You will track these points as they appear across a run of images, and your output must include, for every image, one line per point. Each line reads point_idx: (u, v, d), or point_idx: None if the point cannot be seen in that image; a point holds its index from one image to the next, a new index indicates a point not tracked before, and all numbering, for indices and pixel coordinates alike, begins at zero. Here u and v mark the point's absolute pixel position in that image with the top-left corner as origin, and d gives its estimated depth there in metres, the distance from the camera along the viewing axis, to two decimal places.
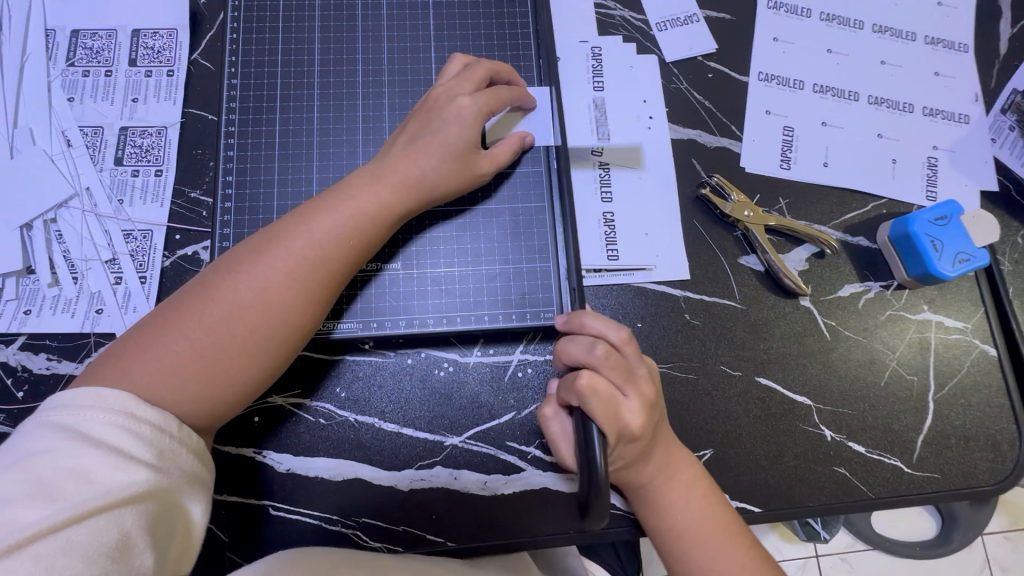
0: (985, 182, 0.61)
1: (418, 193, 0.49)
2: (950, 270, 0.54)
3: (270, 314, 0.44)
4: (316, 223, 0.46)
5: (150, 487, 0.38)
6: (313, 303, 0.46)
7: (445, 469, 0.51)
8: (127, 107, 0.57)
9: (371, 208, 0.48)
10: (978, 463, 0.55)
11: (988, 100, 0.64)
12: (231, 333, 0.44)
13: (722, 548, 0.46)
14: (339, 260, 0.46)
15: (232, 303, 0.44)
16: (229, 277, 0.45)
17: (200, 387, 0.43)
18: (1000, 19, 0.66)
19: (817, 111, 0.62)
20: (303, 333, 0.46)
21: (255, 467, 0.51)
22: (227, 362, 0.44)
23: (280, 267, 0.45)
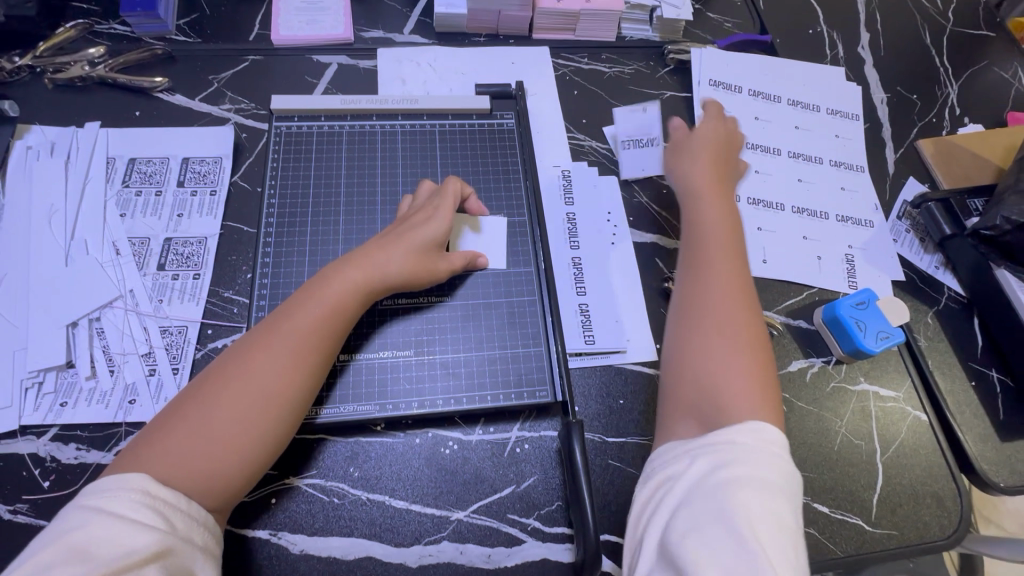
0: (895, 274, 0.74)
1: (388, 279, 0.56)
2: (874, 345, 0.64)
3: (269, 389, 0.49)
4: (303, 308, 0.53)
5: (169, 550, 0.40)
6: (298, 370, 0.50)
7: (451, 544, 0.55)
8: (173, 221, 0.66)
9: (349, 292, 0.54)
10: (928, 518, 0.61)
11: (886, 208, 0.79)
12: (235, 411, 0.47)
13: (732, 308, 0.54)
14: (319, 332, 0.52)
15: (235, 386, 0.48)
16: (224, 367, 0.50)
17: (211, 463, 0.46)
18: (885, 147, 0.84)
19: (754, 219, 0.76)
20: (294, 403, 0.50)
21: (270, 549, 0.53)
22: (232, 437, 0.47)
23: (275, 349, 0.50)
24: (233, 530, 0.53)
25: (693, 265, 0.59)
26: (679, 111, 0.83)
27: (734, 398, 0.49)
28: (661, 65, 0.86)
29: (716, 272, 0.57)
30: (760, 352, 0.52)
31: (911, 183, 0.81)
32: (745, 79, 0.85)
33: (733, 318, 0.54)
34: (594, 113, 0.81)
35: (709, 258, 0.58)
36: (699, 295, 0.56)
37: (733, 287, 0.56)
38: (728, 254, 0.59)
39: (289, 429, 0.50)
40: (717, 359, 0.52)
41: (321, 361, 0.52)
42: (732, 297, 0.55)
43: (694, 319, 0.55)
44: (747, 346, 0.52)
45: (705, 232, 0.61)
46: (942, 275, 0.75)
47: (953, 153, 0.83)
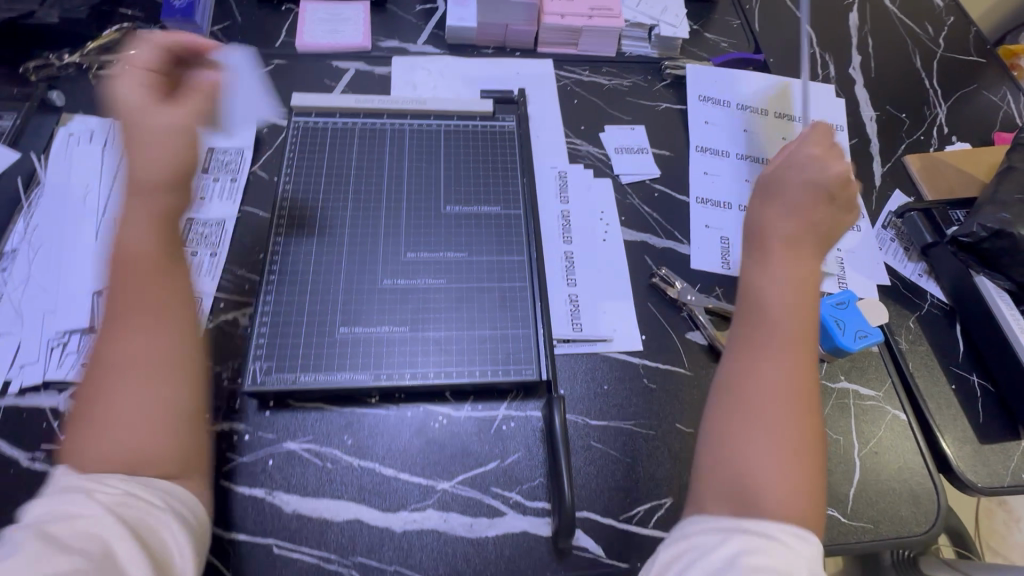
0: (879, 279, 0.77)
1: (166, 192, 0.52)
2: (853, 343, 0.67)
3: (151, 357, 0.47)
4: (125, 264, 0.50)
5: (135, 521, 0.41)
6: (169, 328, 0.49)
7: (436, 512, 0.58)
8: (195, 203, 0.71)
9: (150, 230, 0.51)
10: (905, 514, 0.62)
11: (872, 217, 0.82)
12: (130, 378, 0.46)
13: (791, 385, 0.49)
14: (172, 284, 0.51)
15: (125, 358, 0.46)
16: (99, 359, 0.47)
17: (142, 436, 0.44)
18: (872, 161, 0.88)
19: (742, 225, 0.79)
20: (185, 362, 0.48)
21: (265, 507, 0.56)
22: (150, 405, 0.45)
23: (149, 320, 0.48)
24: (232, 488, 0.57)
25: (752, 330, 0.52)
26: (673, 122, 0.88)
27: (771, 487, 0.45)
28: (658, 79, 0.92)
29: (781, 332, 0.51)
30: (806, 436, 0.47)
31: (897, 195, 0.84)
32: (737, 94, 0.90)
33: (784, 394, 0.49)
34: (592, 120, 0.86)
35: (767, 325, 0.52)
36: (756, 368, 0.50)
37: (796, 355, 0.50)
38: (805, 313, 0.52)
39: (195, 373, 0.49)
40: (763, 438, 0.47)
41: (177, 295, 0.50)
42: (791, 369, 0.50)
43: (744, 390, 0.50)
44: (795, 431, 0.47)
45: (775, 290, 0.53)
46: (925, 283, 0.77)
47: (939, 169, 0.86)
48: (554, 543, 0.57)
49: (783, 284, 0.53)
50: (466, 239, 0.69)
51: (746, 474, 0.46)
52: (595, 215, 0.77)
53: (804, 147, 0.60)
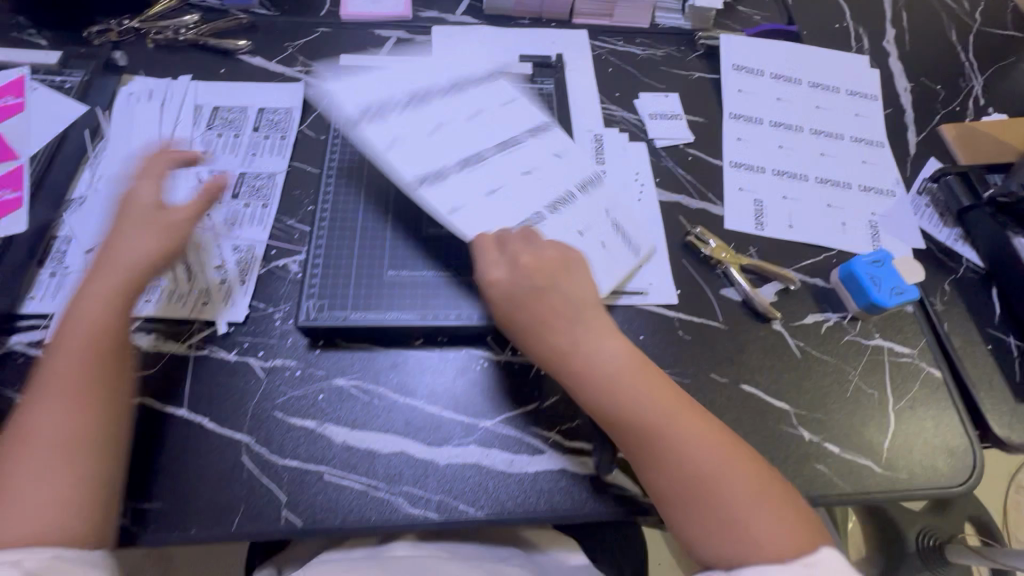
0: (914, 242, 0.77)
1: (124, 273, 0.56)
2: (889, 299, 0.68)
3: (63, 433, 0.49)
4: (73, 335, 0.53)
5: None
6: (63, 414, 0.50)
7: (479, 448, 0.60)
8: (247, 159, 0.75)
9: (99, 305, 0.54)
10: (939, 466, 0.63)
11: (907, 183, 0.82)
12: (40, 460, 0.48)
13: (697, 439, 0.53)
14: (79, 353, 0.52)
15: (42, 430, 0.49)
16: (30, 434, 0.49)
17: (41, 520, 0.46)
18: (907, 130, 0.88)
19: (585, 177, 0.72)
20: (82, 446, 0.50)
21: (316, 437, 0.59)
22: (60, 484, 0.48)
23: (50, 396, 0.50)
24: (286, 419, 0.59)
25: (637, 426, 0.54)
26: (707, 89, 0.89)
27: (755, 527, 0.49)
28: (692, 50, 0.93)
29: (682, 424, 0.54)
30: (731, 451, 0.53)
31: (931, 163, 0.85)
32: (770, 64, 0.90)
33: (698, 444, 0.53)
34: (626, 87, 0.87)
35: (638, 412, 0.54)
36: (665, 452, 0.53)
37: (676, 406, 0.55)
38: (662, 385, 0.56)
39: (111, 453, 0.51)
40: (722, 498, 0.51)
41: (113, 376, 0.53)
42: (687, 421, 0.54)
43: (669, 472, 0.52)
44: (728, 463, 0.52)
45: (595, 385, 0.56)
46: (960, 248, 0.77)
47: (975, 138, 0.86)
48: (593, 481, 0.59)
49: (608, 363, 0.57)
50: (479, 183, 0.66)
51: (731, 525, 0.50)
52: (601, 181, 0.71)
53: (498, 252, 0.62)
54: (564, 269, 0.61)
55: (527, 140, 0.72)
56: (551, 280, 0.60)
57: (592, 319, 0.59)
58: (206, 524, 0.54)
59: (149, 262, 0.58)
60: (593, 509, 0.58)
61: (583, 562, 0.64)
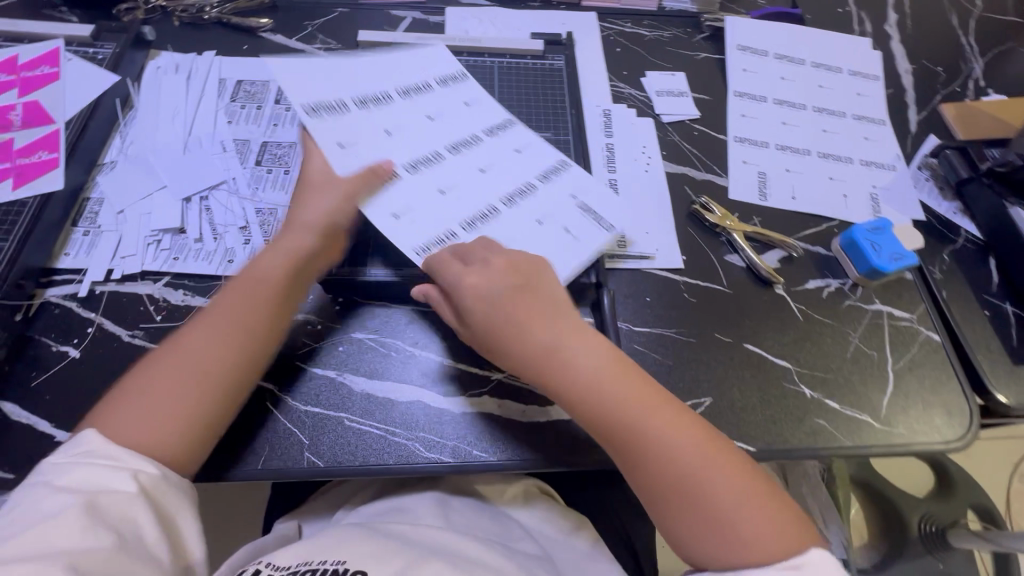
0: (914, 213, 0.79)
1: (319, 233, 0.60)
2: (889, 264, 0.70)
3: (201, 357, 0.52)
4: (243, 286, 0.57)
5: (153, 490, 0.45)
6: (239, 342, 0.54)
7: (492, 398, 0.62)
8: (270, 129, 0.78)
9: (279, 266, 0.59)
10: (936, 422, 0.65)
11: (908, 159, 0.84)
12: (181, 372, 0.51)
13: (681, 438, 0.52)
14: (261, 293, 0.57)
15: (187, 355, 0.52)
16: (177, 346, 0.53)
17: (155, 430, 0.48)
18: (908, 108, 0.90)
19: (545, 169, 0.70)
20: (228, 377, 0.52)
21: (336, 385, 0.61)
22: (181, 404, 0.50)
23: (225, 327, 0.54)
24: (307, 368, 0.62)
25: (622, 424, 0.53)
26: (712, 69, 0.91)
27: (741, 521, 0.48)
28: (697, 32, 0.95)
29: (652, 419, 0.53)
30: (717, 446, 0.52)
31: (931, 139, 0.87)
32: (774, 45, 0.93)
33: (683, 441, 0.52)
34: (634, 66, 0.90)
35: (624, 409, 0.53)
36: (651, 448, 0.51)
37: (661, 405, 0.54)
38: (644, 384, 0.55)
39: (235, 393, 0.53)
40: (706, 490, 0.49)
41: (262, 334, 0.55)
42: (670, 420, 0.53)
43: (654, 468, 0.51)
44: (713, 460, 0.51)
45: (581, 380, 0.54)
46: (959, 220, 0.79)
47: (974, 116, 0.88)
48: None
49: (593, 363, 0.55)
50: (445, 175, 0.65)
51: (717, 516, 0.49)
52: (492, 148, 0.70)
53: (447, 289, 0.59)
54: (533, 277, 0.58)
55: (486, 138, 0.71)
56: (530, 280, 0.58)
57: (564, 326, 0.57)
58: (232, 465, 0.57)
59: (337, 232, 0.61)
60: (601, 457, 0.60)
61: (590, 535, 0.64)
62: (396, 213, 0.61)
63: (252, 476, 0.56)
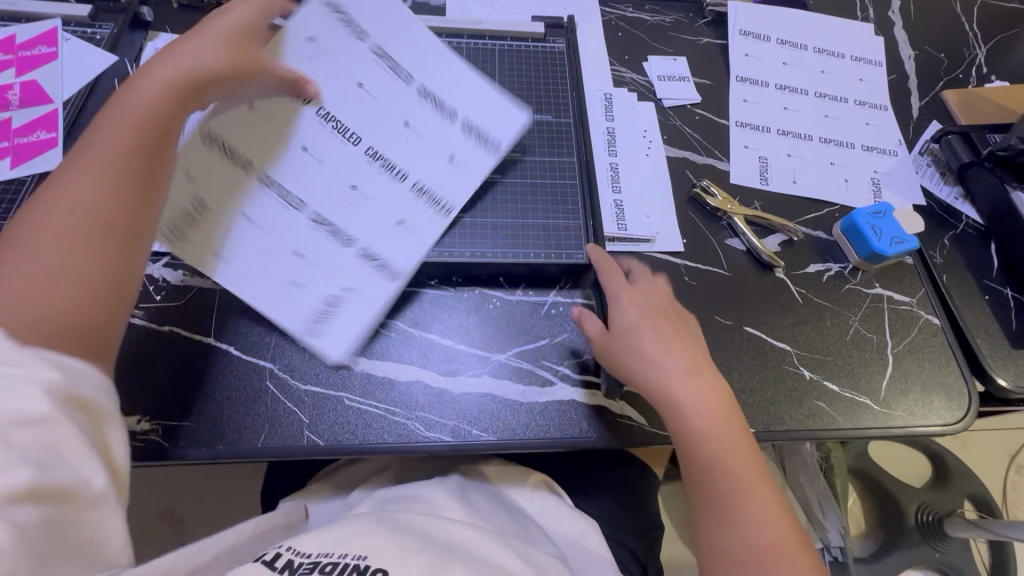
0: (915, 199, 0.79)
1: (184, 75, 0.54)
2: (889, 248, 0.70)
3: (84, 208, 0.47)
4: (115, 128, 0.51)
5: (68, 399, 0.38)
6: (126, 191, 0.49)
7: (491, 379, 0.62)
8: None
9: (167, 108, 0.53)
10: (935, 405, 0.66)
11: (910, 144, 0.84)
12: (55, 224, 0.46)
13: (762, 510, 0.53)
14: (120, 137, 0.51)
15: (61, 210, 0.47)
16: (48, 201, 0.47)
17: (46, 288, 0.44)
18: (910, 94, 0.90)
19: (411, 258, 0.62)
20: (126, 227, 0.49)
21: (336, 365, 0.62)
22: (68, 260, 0.46)
23: (98, 173, 0.49)
24: (307, 348, 0.62)
25: (715, 477, 0.54)
26: (714, 54, 0.91)
27: None
28: (700, 17, 0.95)
29: (751, 484, 0.54)
30: (795, 528, 0.53)
31: (934, 126, 0.87)
32: (776, 30, 0.92)
33: (765, 516, 0.53)
34: (636, 51, 0.89)
35: (720, 463, 0.54)
36: (735, 508, 0.53)
37: (756, 472, 0.55)
38: (748, 447, 0.56)
39: (128, 245, 0.49)
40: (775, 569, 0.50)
41: (139, 179, 0.50)
42: (757, 488, 0.54)
43: (730, 527, 0.53)
44: (788, 543, 0.52)
45: (693, 423, 0.56)
46: (960, 205, 0.79)
47: (976, 102, 0.88)
48: (601, 412, 0.62)
49: (705, 410, 0.56)
50: (325, 149, 0.63)
51: None
52: (422, 164, 0.65)
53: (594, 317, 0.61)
54: (659, 305, 0.62)
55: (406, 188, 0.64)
56: (678, 315, 0.62)
57: (686, 356, 0.59)
58: (233, 443, 0.57)
59: (212, 79, 0.56)
60: (600, 438, 0.61)
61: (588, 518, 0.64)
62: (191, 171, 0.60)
63: (253, 454, 0.57)
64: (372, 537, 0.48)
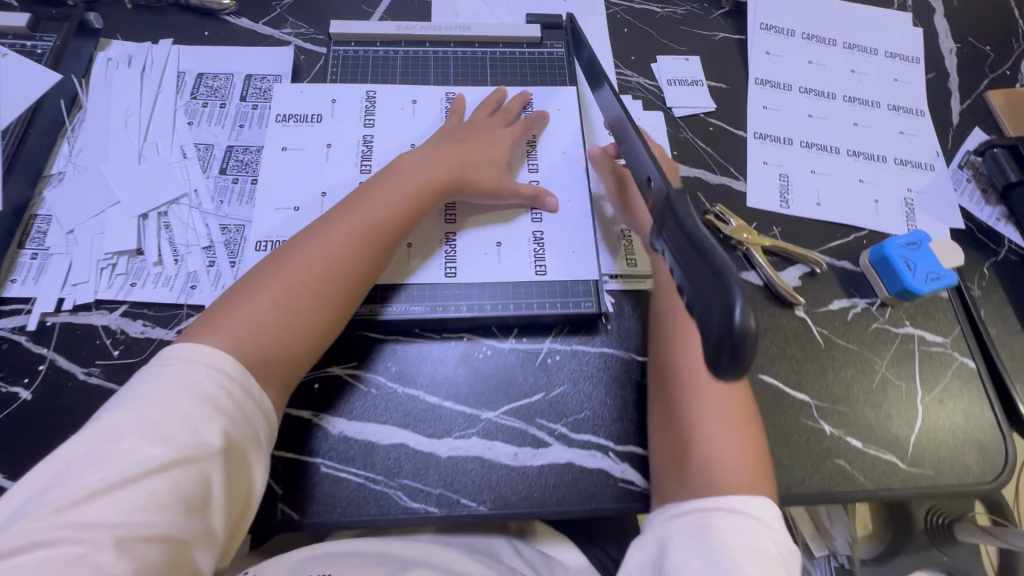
0: (951, 222, 0.71)
1: (457, 168, 0.63)
2: (923, 285, 0.63)
3: (322, 260, 0.56)
4: (388, 193, 0.60)
5: (234, 447, 0.47)
6: (365, 257, 0.57)
7: (480, 440, 0.57)
8: (235, 130, 0.70)
9: (423, 183, 0.62)
10: (967, 462, 0.60)
11: (947, 157, 0.76)
12: (305, 268, 0.55)
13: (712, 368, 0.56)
14: (389, 213, 0.59)
15: (302, 258, 0.56)
16: (302, 246, 0.57)
17: (281, 326, 0.53)
18: (950, 96, 0.80)
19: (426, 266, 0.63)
20: (356, 288, 0.57)
21: (311, 428, 0.56)
22: (297, 297, 0.54)
23: (343, 230, 0.58)
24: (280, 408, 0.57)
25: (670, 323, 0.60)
26: (731, 51, 0.81)
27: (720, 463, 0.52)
28: (716, 8, 0.84)
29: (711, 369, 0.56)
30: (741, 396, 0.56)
31: (976, 133, 0.78)
32: (802, 23, 0.83)
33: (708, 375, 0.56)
34: (643, 50, 0.80)
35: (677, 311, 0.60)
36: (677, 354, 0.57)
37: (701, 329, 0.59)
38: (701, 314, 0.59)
39: (341, 305, 0.56)
40: (700, 416, 0.54)
41: (382, 252, 0.58)
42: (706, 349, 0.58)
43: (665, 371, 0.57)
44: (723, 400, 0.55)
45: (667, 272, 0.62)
46: (1002, 228, 0.72)
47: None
48: (601, 477, 0.56)
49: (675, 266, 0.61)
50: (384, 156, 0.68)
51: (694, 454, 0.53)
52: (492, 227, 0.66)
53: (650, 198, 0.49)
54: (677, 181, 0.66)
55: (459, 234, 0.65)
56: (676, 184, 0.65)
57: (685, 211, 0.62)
58: None
59: (468, 168, 0.64)
60: (599, 506, 0.55)
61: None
62: (286, 146, 0.67)
63: None
64: (336, 560, 0.51)
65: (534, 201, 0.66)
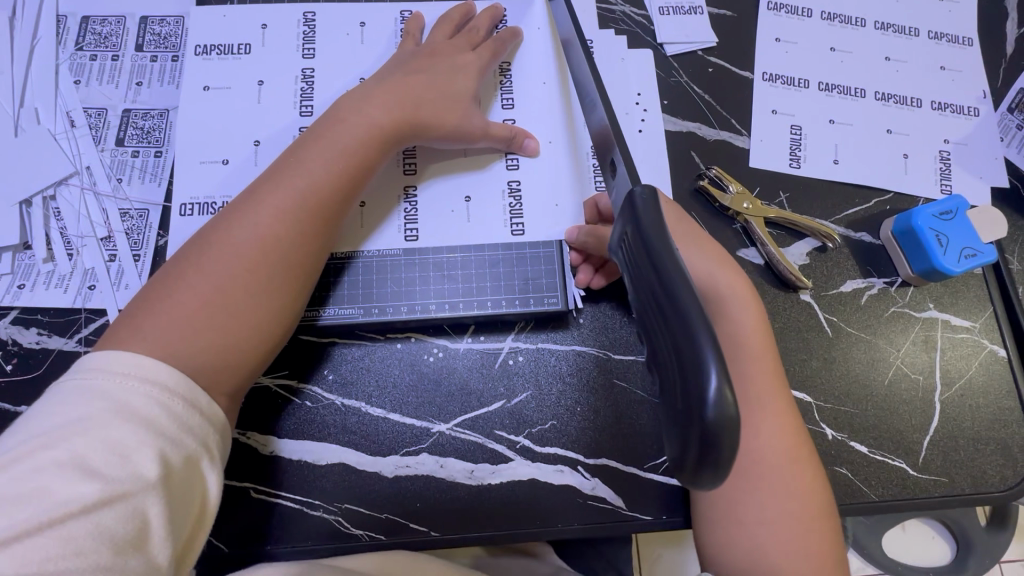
0: (993, 180, 0.60)
1: (410, 111, 0.51)
2: (956, 265, 0.53)
3: (252, 242, 0.43)
4: (324, 150, 0.47)
5: (178, 473, 0.35)
6: (308, 233, 0.45)
7: (432, 457, 0.50)
8: (131, 89, 0.58)
9: (370, 136, 0.49)
10: (988, 467, 0.53)
11: (996, 98, 0.63)
12: (231, 252, 0.43)
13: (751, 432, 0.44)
14: (330, 174, 0.47)
15: (227, 241, 0.43)
16: (223, 226, 0.44)
17: (210, 330, 0.41)
18: (1006, 18, 0.66)
19: (386, 233, 0.54)
20: (302, 274, 0.45)
21: (238, 448, 0.49)
22: (226, 293, 0.42)
23: (275, 200, 0.45)
24: None
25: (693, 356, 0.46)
26: None
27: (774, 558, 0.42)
28: None
29: (763, 363, 0.45)
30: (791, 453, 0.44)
31: None
32: None
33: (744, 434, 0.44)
34: None
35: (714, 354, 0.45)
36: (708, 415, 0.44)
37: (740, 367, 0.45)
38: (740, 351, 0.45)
39: (286, 297, 0.45)
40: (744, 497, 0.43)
41: (327, 225, 0.47)
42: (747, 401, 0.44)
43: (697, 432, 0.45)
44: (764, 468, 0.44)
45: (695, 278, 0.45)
46: None
47: None
48: (569, 496, 0.50)
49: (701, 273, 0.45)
50: (322, 100, 0.56)
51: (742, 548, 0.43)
52: (458, 182, 0.55)
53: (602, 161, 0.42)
54: None
55: (420, 191, 0.54)
56: None
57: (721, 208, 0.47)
58: None
59: (425, 108, 0.51)
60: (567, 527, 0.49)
61: None
62: (209, 86, 0.55)
63: None
64: None
65: (511, 143, 0.55)
